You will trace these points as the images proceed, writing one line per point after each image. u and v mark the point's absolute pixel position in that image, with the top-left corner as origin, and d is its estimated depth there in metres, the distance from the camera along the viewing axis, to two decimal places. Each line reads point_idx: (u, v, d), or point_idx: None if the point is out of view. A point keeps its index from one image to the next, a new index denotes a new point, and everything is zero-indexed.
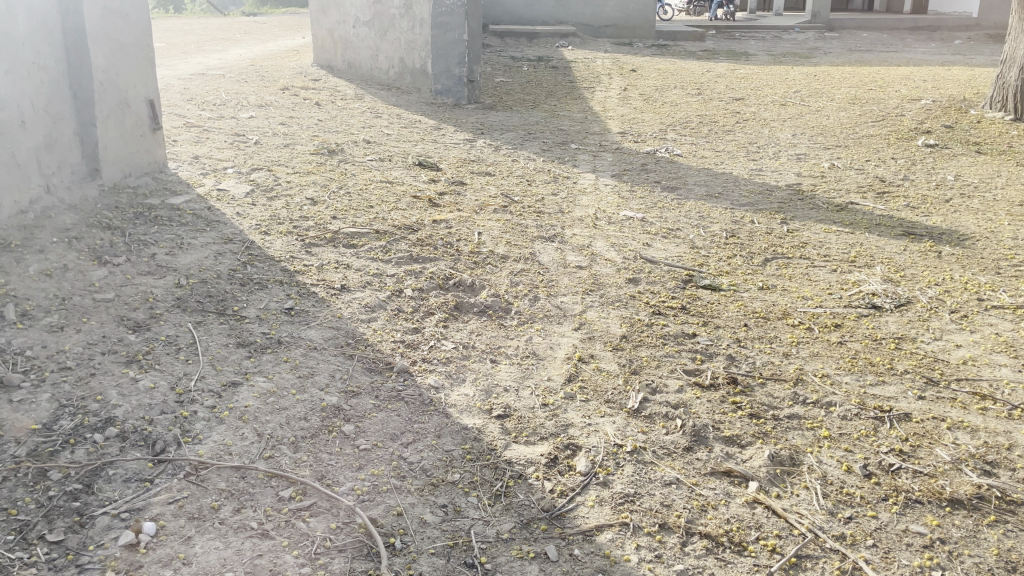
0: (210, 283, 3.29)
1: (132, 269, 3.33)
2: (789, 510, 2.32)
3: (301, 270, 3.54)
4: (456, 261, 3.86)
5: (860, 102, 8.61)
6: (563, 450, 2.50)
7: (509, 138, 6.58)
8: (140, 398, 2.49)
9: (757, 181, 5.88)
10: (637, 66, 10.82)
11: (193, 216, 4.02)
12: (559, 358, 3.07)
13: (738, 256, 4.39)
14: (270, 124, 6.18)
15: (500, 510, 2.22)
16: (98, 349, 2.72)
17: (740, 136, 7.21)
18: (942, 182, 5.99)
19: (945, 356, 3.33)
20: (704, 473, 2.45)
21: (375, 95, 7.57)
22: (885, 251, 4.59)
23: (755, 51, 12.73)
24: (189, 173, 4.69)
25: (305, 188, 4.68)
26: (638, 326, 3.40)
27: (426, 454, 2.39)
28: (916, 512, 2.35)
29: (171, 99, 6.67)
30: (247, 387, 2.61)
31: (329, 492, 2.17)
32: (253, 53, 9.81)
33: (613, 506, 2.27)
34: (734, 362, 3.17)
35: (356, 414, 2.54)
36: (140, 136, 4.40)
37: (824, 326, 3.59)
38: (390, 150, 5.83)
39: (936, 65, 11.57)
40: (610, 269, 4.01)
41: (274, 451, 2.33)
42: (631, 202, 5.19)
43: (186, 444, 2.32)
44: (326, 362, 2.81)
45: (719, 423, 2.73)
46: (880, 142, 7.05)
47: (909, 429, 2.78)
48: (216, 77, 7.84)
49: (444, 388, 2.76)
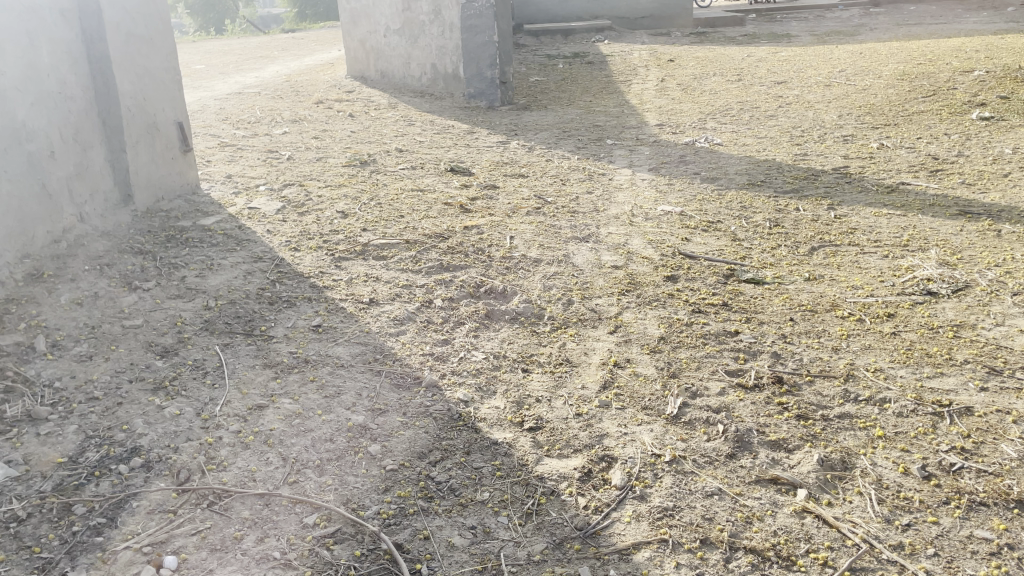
0: (239, 303, 3.26)
1: (162, 294, 3.32)
2: (842, 519, 2.17)
3: (330, 286, 3.49)
4: (487, 267, 3.77)
5: (909, 78, 8.27)
6: (598, 462, 2.39)
7: (543, 138, 6.47)
8: (166, 425, 2.46)
9: (801, 166, 5.67)
10: (675, 56, 10.59)
11: (224, 236, 4.02)
12: (594, 364, 2.96)
13: (782, 247, 4.21)
14: (304, 139, 6.19)
15: (531, 530, 2.12)
16: (125, 377, 2.70)
17: (783, 121, 6.98)
18: (999, 156, 5.70)
19: (1008, 343, 3.13)
20: (749, 482, 2.32)
21: (408, 103, 7.55)
22: (939, 233, 4.36)
23: (797, 33, 12.38)
24: (221, 193, 4.70)
25: (336, 202, 4.65)
26: (676, 325, 3.27)
27: (454, 473, 2.31)
28: (982, 515, 2.18)
29: (207, 119, 6.73)
30: (273, 410, 2.56)
31: (354, 518, 2.11)
32: (289, 69, 9.89)
33: (651, 522, 2.15)
34: (779, 360, 3.02)
35: (383, 433, 2.47)
36: (171, 158, 4.42)
37: (877, 316, 3.41)
38: (423, 157, 5.77)
39: (989, 33, 11.09)
40: (647, 267, 3.87)
41: (299, 475, 2.27)
42: (670, 196, 5.03)
43: (211, 471, 2.28)
44: (353, 380, 2.75)
45: (764, 426, 2.59)
46: (931, 118, 6.75)
47: (972, 425, 2.59)
48: (251, 95, 7.90)
49: (473, 401, 2.68)
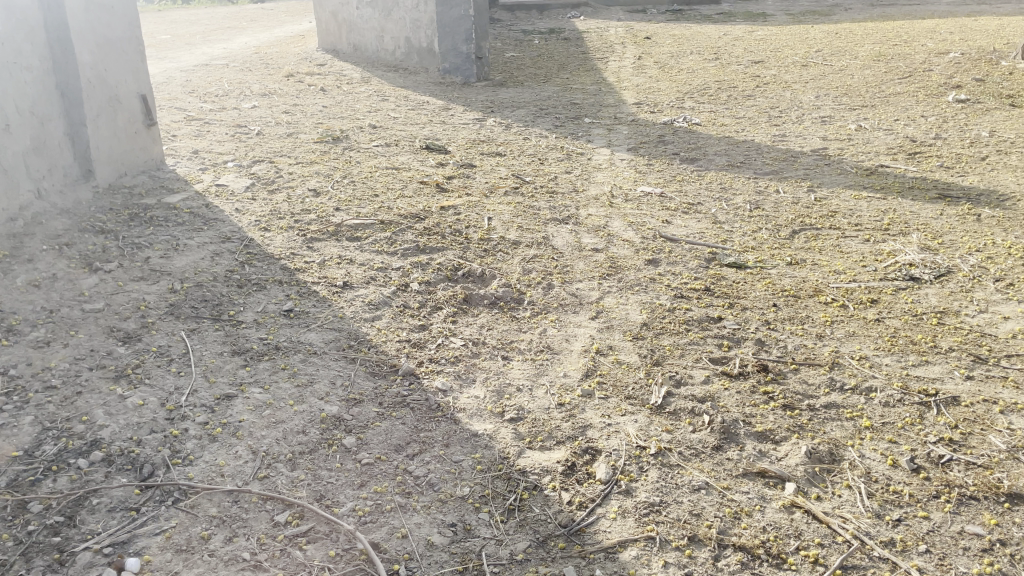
0: (206, 286, 3.12)
1: (125, 275, 3.17)
2: (832, 514, 2.12)
3: (302, 268, 3.37)
4: (465, 250, 3.66)
5: (885, 59, 8.23)
6: (581, 455, 2.31)
7: (520, 115, 6.35)
8: (129, 416, 2.34)
9: (781, 147, 5.61)
10: (651, 33, 10.47)
11: (190, 214, 3.86)
12: (576, 351, 2.87)
13: (764, 230, 4.14)
14: (273, 113, 6.00)
15: (513, 527, 2.04)
16: (86, 365, 2.57)
17: (761, 101, 6.91)
18: (977, 139, 5.68)
19: (992, 330, 3.10)
20: (737, 475, 2.26)
21: (382, 78, 7.37)
22: (920, 217, 4.32)
23: (772, 11, 12.30)
24: (188, 169, 4.52)
25: (307, 179, 4.50)
26: (659, 311, 3.19)
27: (434, 466, 2.22)
28: (972, 510, 2.14)
29: (172, 92, 6.50)
30: (242, 400, 2.44)
31: (328, 516, 2.02)
32: (258, 40, 9.61)
33: (637, 518, 2.08)
34: (763, 347, 2.96)
35: (358, 425, 2.37)
36: (134, 133, 4.23)
37: (860, 302, 3.36)
38: (397, 134, 5.62)
39: (963, 15, 11.12)
40: (628, 250, 3.79)
41: (270, 470, 2.17)
42: (649, 176, 4.95)
43: (176, 466, 2.16)
44: (326, 369, 2.64)
45: (750, 416, 2.53)
46: (908, 100, 6.72)
47: (959, 415, 2.55)
48: (219, 67, 7.66)
49: (452, 390, 2.58)
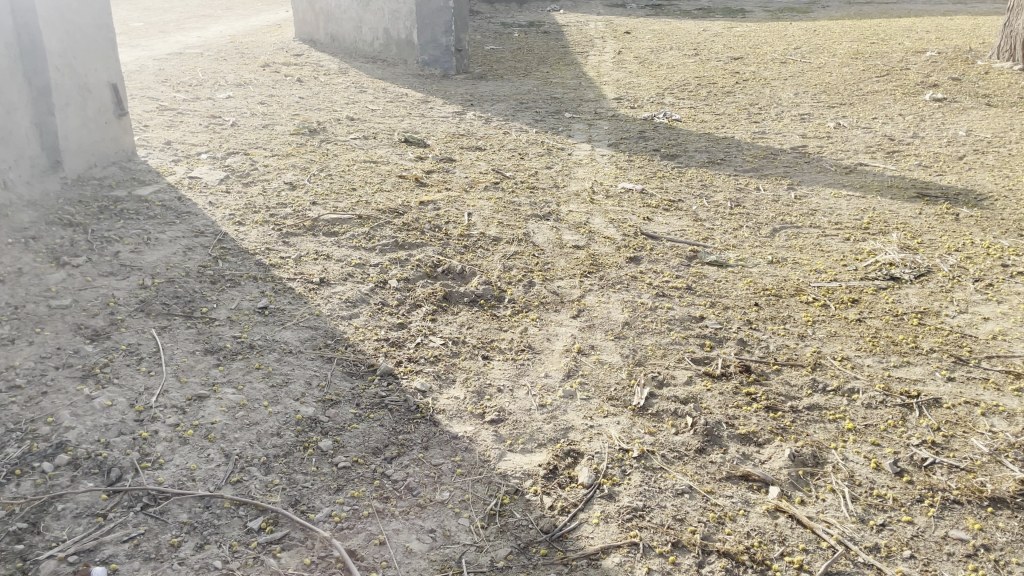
0: (178, 282, 3.04)
1: (94, 271, 3.08)
2: (816, 519, 2.10)
3: (277, 264, 3.29)
4: (445, 246, 3.60)
5: (863, 57, 8.27)
6: (563, 458, 2.27)
7: (500, 109, 6.28)
8: (96, 418, 2.26)
9: (760, 145, 5.60)
10: (631, 28, 10.44)
11: (162, 208, 3.76)
12: (557, 351, 2.83)
13: (745, 228, 4.12)
14: (249, 104, 5.89)
15: (494, 533, 1.99)
16: (51, 364, 2.48)
17: (741, 97, 6.90)
18: (954, 138, 5.71)
19: (972, 331, 3.10)
20: (720, 479, 2.23)
21: (360, 69, 7.26)
22: (899, 216, 4.33)
23: (751, 8, 12.32)
24: (159, 160, 4.41)
25: (283, 172, 4.42)
26: (641, 310, 3.16)
27: (412, 470, 2.17)
28: (955, 514, 2.13)
29: (145, 80, 6.36)
30: (214, 401, 2.37)
31: (303, 522, 1.96)
32: (233, 29, 9.45)
33: (620, 523, 2.05)
34: (746, 347, 2.93)
35: (335, 427, 2.31)
36: (103, 123, 4.11)
37: (841, 302, 3.35)
38: (375, 127, 5.54)
39: (938, 14, 11.20)
40: (609, 248, 3.75)
41: (243, 474, 2.10)
42: (630, 172, 4.91)
43: (146, 469, 2.09)
44: (302, 368, 2.57)
45: (733, 418, 2.50)
46: (885, 98, 6.75)
47: (941, 417, 2.54)
48: (193, 55, 7.52)
49: (431, 391, 2.53)
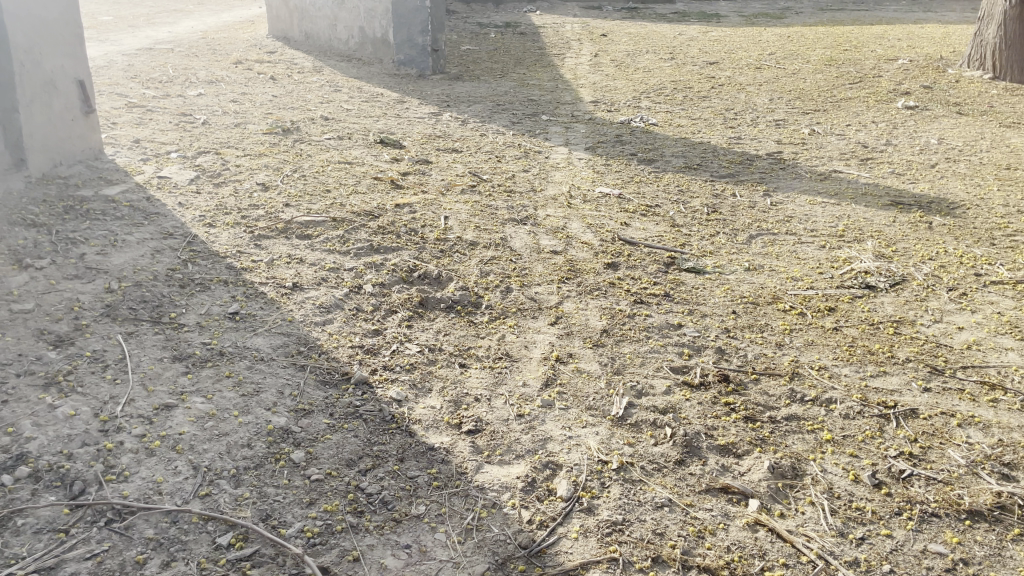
0: (146, 286, 2.96)
1: (58, 273, 2.99)
2: (796, 532, 2.08)
3: (248, 267, 3.22)
4: (421, 250, 3.55)
5: (836, 64, 8.34)
6: (541, 470, 2.23)
7: (476, 110, 6.24)
8: (59, 428, 2.18)
9: (736, 150, 5.61)
10: (607, 30, 10.44)
11: (130, 208, 3.66)
12: (535, 359, 2.79)
13: (721, 234, 4.12)
14: (220, 102, 5.79)
15: (471, 548, 1.95)
16: (12, 371, 2.40)
17: (717, 102, 6.92)
18: (926, 146, 5.76)
19: (947, 341, 3.11)
20: (700, 491, 2.20)
21: (334, 68, 7.18)
22: (873, 224, 4.35)
23: (726, 12, 12.39)
24: (128, 158, 4.31)
25: (255, 172, 4.34)
26: (619, 317, 3.13)
27: (387, 483, 2.12)
28: (934, 528, 2.12)
29: (113, 76, 6.23)
30: (183, 411, 2.30)
31: (274, 538, 1.90)
32: (205, 25, 9.30)
33: (599, 538, 2.01)
34: (724, 356, 2.92)
35: (307, 438, 2.25)
36: (70, 120, 4.00)
37: (818, 310, 3.34)
38: (350, 127, 5.47)
39: (909, 22, 11.33)
40: (587, 253, 3.72)
41: (212, 487, 2.04)
42: (607, 176, 4.89)
43: (110, 482, 2.02)
44: (273, 377, 2.51)
45: (713, 429, 2.48)
46: (858, 105, 6.80)
47: (918, 428, 2.54)
48: (164, 51, 7.38)
49: (407, 400, 2.48)
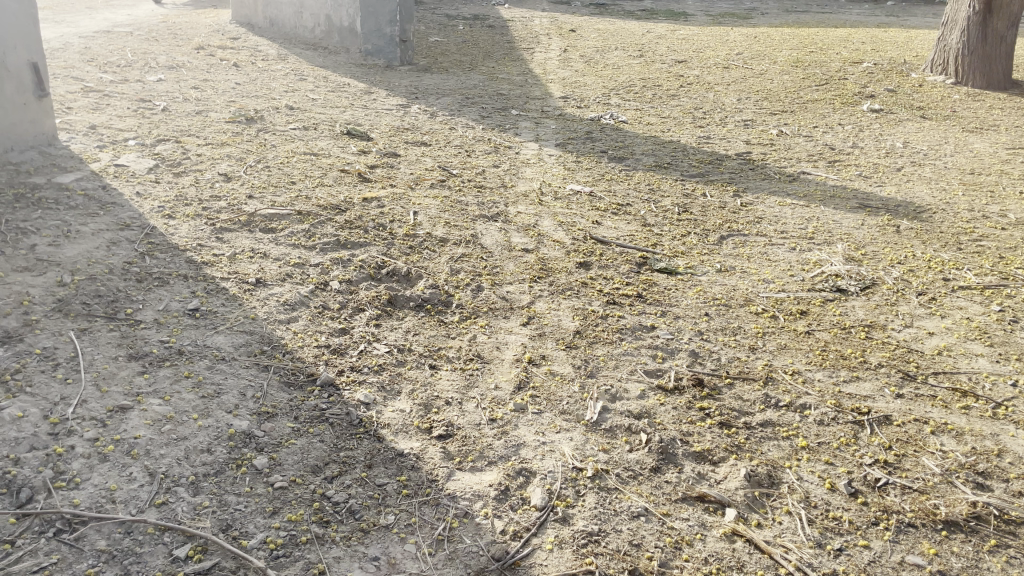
0: (101, 280, 2.82)
1: (7, 265, 2.84)
2: (773, 543, 2.05)
3: (209, 261, 3.10)
4: (389, 246, 3.46)
5: (803, 65, 8.39)
6: (515, 477, 2.17)
7: (445, 103, 6.14)
8: (5, 431, 2.05)
9: (706, 149, 5.59)
10: (576, 26, 10.38)
11: (85, 197, 3.51)
12: (507, 360, 2.72)
13: (693, 234, 4.08)
14: (181, 88, 5.61)
15: (442, 560, 1.88)
16: None
17: (686, 101, 6.91)
18: (892, 149, 5.80)
19: (918, 346, 3.10)
20: (676, 500, 2.16)
21: (299, 56, 7.03)
22: (842, 226, 4.36)
23: (693, 11, 12.41)
24: (83, 145, 4.14)
25: (217, 162, 4.20)
26: (592, 318, 3.07)
27: (354, 491, 2.04)
28: (911, 538, 2.10)
29: (68, 59, 6.01)
30: (139, 413, 2.19)
31: (235, 549, 1.81)
32: (166, 8, 9.03)
33: (575, 549, 1.95)
34: (698, 359, 2.87)
35: (271, 443, 2.16)
36: (21, 104, 3.83)
37: (790, 313, 3.32)
38: (316, 117, 5.33)
39: (871, 26, 11.47)
40: (558, 252, 3.66)
41: (169, 495, 1.94)
42: (578, 173, 4.84)
43: (60, 490, 1.91)
44: (235, 378, 2.40)
45: (688, 435, 2.43)
46: (825, 107, 6.83)
47: (892, 435, 2.52)
48: (122, 34, 7.15)
49: (375, 404, 2.39)
